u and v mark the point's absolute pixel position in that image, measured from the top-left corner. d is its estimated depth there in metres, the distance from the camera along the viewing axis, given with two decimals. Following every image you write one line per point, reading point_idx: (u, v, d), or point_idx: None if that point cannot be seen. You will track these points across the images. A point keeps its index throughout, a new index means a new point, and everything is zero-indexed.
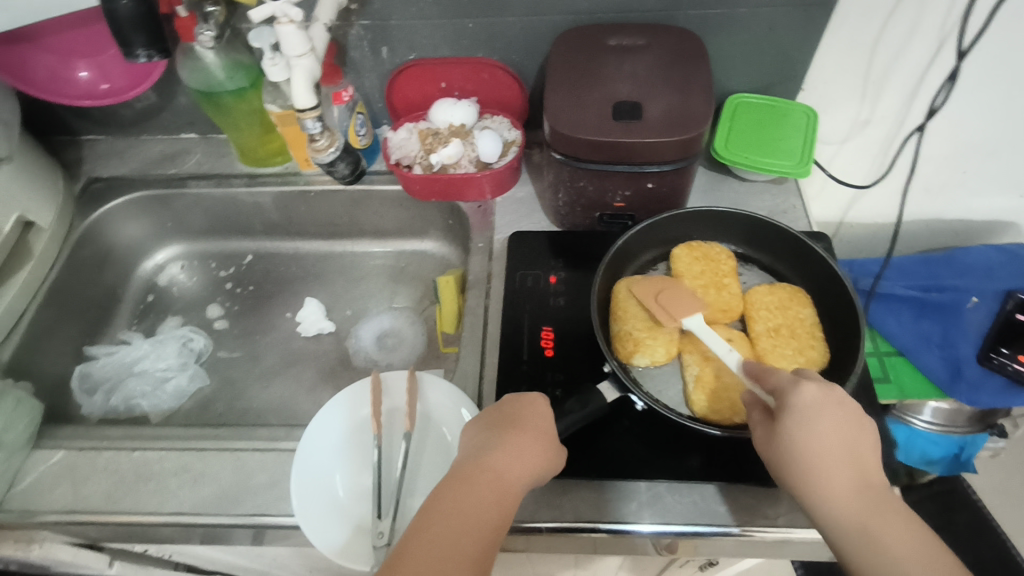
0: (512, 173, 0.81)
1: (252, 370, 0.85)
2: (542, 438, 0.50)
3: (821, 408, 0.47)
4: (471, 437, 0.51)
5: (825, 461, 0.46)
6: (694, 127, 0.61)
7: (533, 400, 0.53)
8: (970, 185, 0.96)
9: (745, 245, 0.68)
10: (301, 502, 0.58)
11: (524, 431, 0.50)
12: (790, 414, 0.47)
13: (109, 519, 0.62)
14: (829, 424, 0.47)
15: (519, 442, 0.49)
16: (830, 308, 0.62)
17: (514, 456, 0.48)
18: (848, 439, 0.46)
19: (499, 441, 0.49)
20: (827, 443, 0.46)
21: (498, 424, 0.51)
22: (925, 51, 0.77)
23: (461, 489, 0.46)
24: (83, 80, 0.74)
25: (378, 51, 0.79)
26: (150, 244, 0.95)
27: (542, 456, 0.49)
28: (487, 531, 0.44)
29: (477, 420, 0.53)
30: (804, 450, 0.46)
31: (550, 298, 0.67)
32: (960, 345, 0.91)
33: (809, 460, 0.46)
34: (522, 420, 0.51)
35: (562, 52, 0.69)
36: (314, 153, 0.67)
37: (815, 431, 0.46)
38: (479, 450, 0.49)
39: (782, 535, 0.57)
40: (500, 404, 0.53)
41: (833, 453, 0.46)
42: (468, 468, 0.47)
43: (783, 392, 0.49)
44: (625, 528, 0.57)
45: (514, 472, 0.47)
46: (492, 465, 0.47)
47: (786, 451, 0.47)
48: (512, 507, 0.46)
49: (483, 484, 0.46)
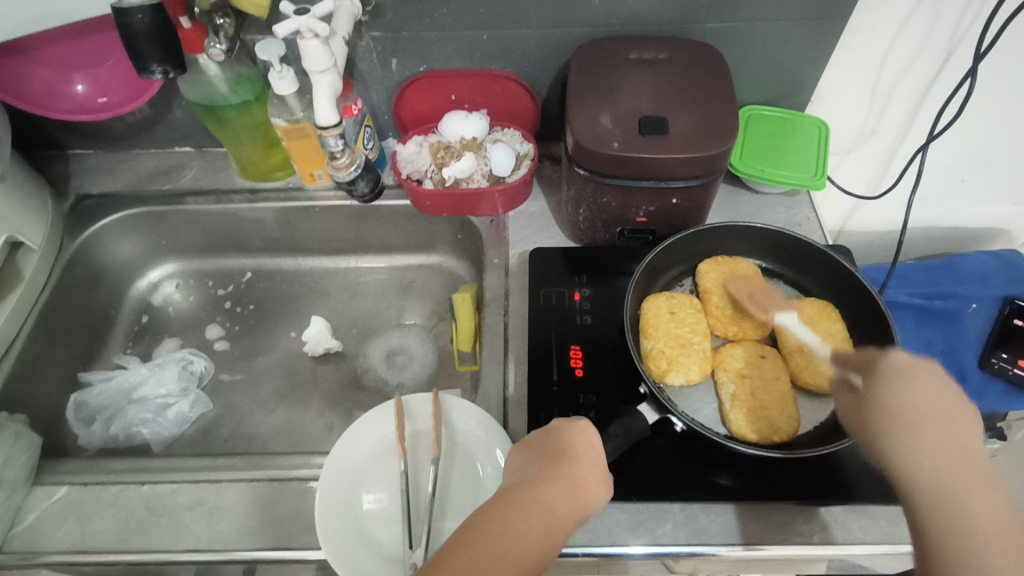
0: (525, 187, 0.79)
1: (256, 393, 0.82)
2: (593, 474, 0.48)
3: (912, 372, 0.46)
4: (517, 465, 0.49)
5: (914, 415, 0.44)
6: (722, 142, 0.61)
7: (584, 429, 0.51)
8: (968, 193, 0.98)
9: (770, 259, 0.68)
10: (329, 535, 0.56)
11: (576, 464, 0.48)
12: (880, 376, 0.47)
13: (119, 559, 0.59)
14: (920, 385, 0.45)
15: (571, 474, 0.47)
16: (859, 322, 0.62)
17: (567, 488, 0.46)
18: (943, 419, 0.43)
19: (549, 472, 0.47)
20: (920, 398, 0.44)
21: (547, 454, 0.49)
22: (932, 63, 0.78)
23: (511, 513, 0.43)
24: (79, 94, 0.70)
25: (387, 63, 0.77)
26: (143, 262, 0.91)
27: (593, 493, 0.47)
28: (532, 561, 0.42)
29: (525, 447, 0.51)
30: (897, 402, 0.45)
31: (576, 316, 0.65)
32: (962, 352, 0.94)
33: (895, 409, 0.44)
34: (572, 453, 0.49)
35: (582, 65, 0.68)
36: (334, 170, 0.65)
37: (901, 388, 0.45)
38: (529, 478, 0.47)
39: (820, 552, 0.56)
40: (549, 432, 0.51)
41: (933, 408, 0.44)
42: (518, 493, 0.45)
43: (874, 359, 0.49)
44: (662, 549, 0.56)
45: (567, 506, 0.45)
46: (544, 494, 0.45)
47: (873, 403, 0.46)
48: (559, 541, 0.44)
49: (534, 513, 0.44)
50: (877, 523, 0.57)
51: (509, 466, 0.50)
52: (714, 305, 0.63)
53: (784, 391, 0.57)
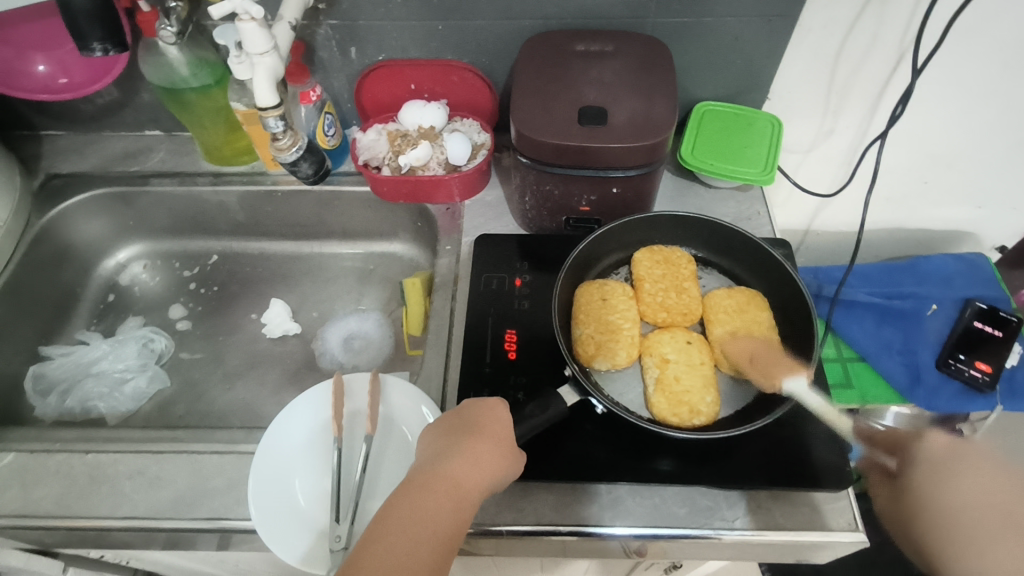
0: (481, 176, 0.81)
1: (213, 371, 0.83)
2: (499, 446, 0.50)
3: (951, 461, 0.54)
4: (428, 446, 0.51)
5: (978, 518, 0.50)
6: (658, 132, 0.62)
7: (492, 406, 0.52)
8: (930, 195, 0.99)
9: (706, 248, 0.69)
10: (257, 506, 0.57)
11: (484, 437, 0.49)
12: (920, 472, 0.54)
13: (58, 524, 0.61)
14: (966, 482, 0.52)
15: (475, 448, 0.48)
16: (788, 312, 0.63)
17: (472, 460, 0.47)
18: (973, 496, 0.51)
19: (456, 447, 0.48)
20: (968, 493, 0.51)
21: (456, 431, 0.50)
22: (885, 63, 0.78)
23: (417, 497, 0.45)
24: (40, 74, 0.72)
25: (347, 51, 0.78)
26: (112, 242, 0.93)
27: (502, 462, 0.49)
28: (443, 540, 0.43)
29: (434, 428, 0.52)
30: (943, 502, 0.52)
31: (515, 301, 0.66)
32: (919, 351, 0.94)
33: (940, 518, 0.51)
34: (481, 428, 0.50)
35: (530, 56, 0.69)
36: (276, 151, 0.66)
37: (952, 488, 0.52)
38: (437, 457, 0.48)
39: (742, 537, 0.57)
40: (460, 410, 0.52)
41: (984, 508, 0.50)
42: (424, 475, 0.46)
43: (905, 445, 0.58)
44: (585, 530, 0.57)
45: (471, 479, 0.46)
46: (450, 471, 0.46)
47: (914, 498, 0.54)
48: (468, 513, 0.46)
49: (440, 491, 0.45)
50: (799, 510, 0.58)
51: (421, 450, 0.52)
52: (646, 291, 0.64)
53: (707, 377, 0.58)
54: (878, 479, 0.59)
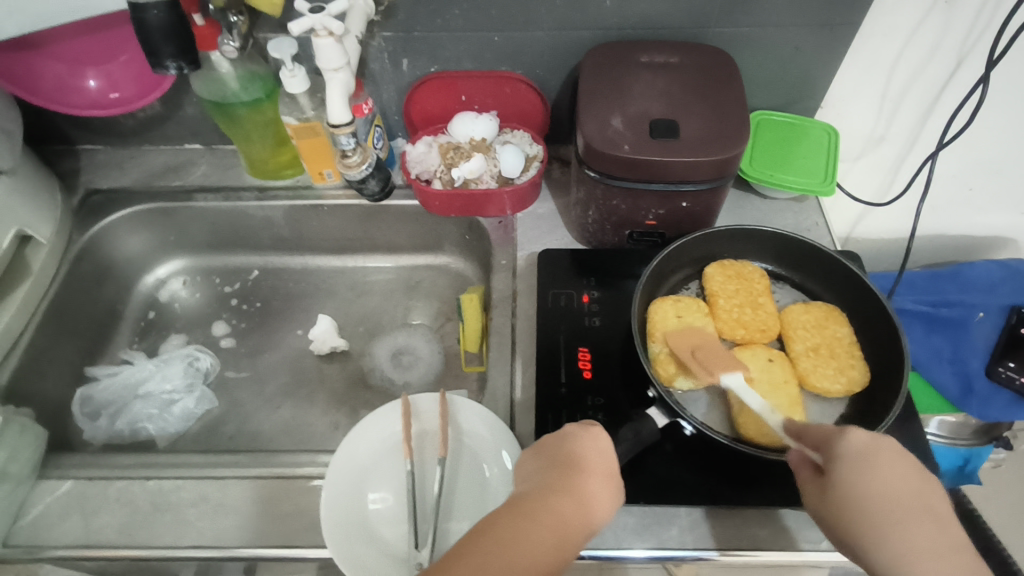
0: (534, 189, 0.79)
1: (262, 390, 0.82)
2: (603, 488, 0.48)
3: (872, 455, 0.44)
4: (528, 473, 0.49)
5: (882, 512, 0.41)
6: (733, 146, 0.61)
7: (595, 438, 0.51)
8: (975, 202, 0.98)
9: (775, 262, 0.68)
10: (333, 533, 0.55)
11: (587, 475, 0.48)
12: (841, 462, 0.44)
13: (124, 554, 0.59)
14: (889, 474, 0.43)
15: (584, 486, 0.47)
16: (866, 327, 0.62)
17: (578, 498, 0.46)
18: (900, 487, 0.42)
19: (564, 482, 0.47)
20: (890, 478, 0.43)
21: (560, 464, 0.49)
22: (942, 70, 0.77)
23: (522, 521, 0.43)
24: (91, 89, 0.70)
25: (398, 63, 0.77)
26: (151, 258, 0.91)
27: (604, 505, 0.47)
28: (543, 572, 0.41)
29: (536, 455, 0.50)
30: (866, 495, 0.43)
31: (585, 318, 0.65)
32: (970, 359, 0.93)
33: (866, 508, 0.42)
34: (587, 464, 0.49)
35: (594, 68, 0.68)
36: (345, 168, 0.66)
37: (877, 478, 0.43)
38: (540, 486, 0.46)
39: (830, 559, 0.56)
40: (560, 440, 0.51)
41: (903, 498, 0.42)
42: (534, 505, 0.44)
43: (828, 439, 0.46)
44: (670, 553, 0.56)
45: (581, 519, 0.44)
46: (558, 507, 0.44)
47: (839, 490, 0.44)
48: (572, 554, 0.43)
49: (549, 525, 0.43)
50: None
51: (518, 475, 0.50)
52: (721, 308, 0.63)
53: (793, 396, 0.57)
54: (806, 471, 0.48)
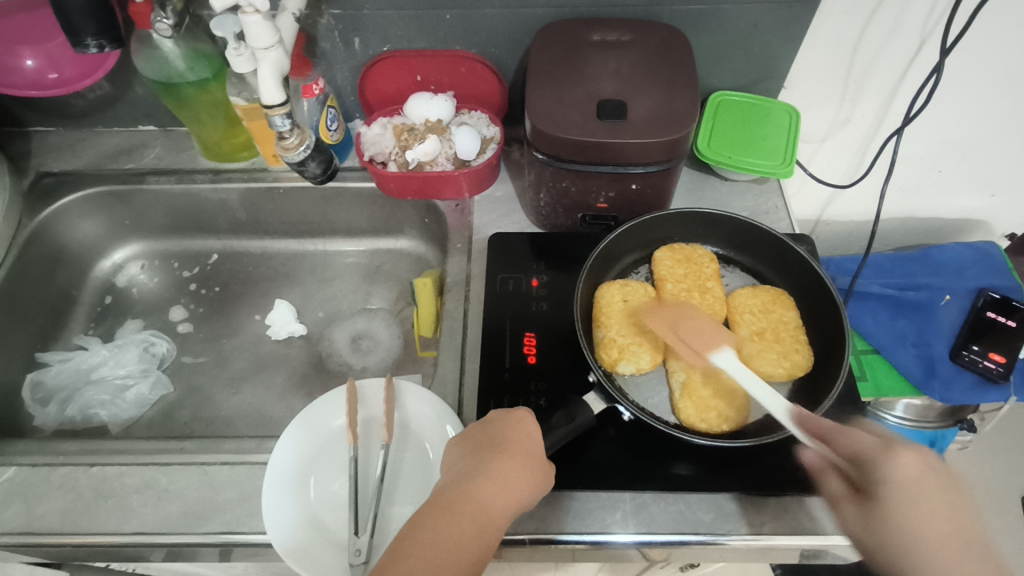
0: (491, 171, 0.78)
1: (218, 376, 0.81)
2: (526, 464, 0.49)
3: (921, 484, 0.42)
4: (454, 462, 0.50)
5: (933, 545, 0.40)
6: (680, 127, 0.59)
7: (520, 419, 0.51)
8: (944, 183, 0.98)
9: (727, 246, 0.67)
10: (272, 516, 0.56)
11: (511, 456, 0.48)
12: (886, 491, 0.42)
13: (65, 541, 0.59)
14: (936, 502, 0.41)
15: (504, 467, 0.47)
16: (814, 311, 0.61)
17: (500, 482, 0.46)
18: (948, 516, 0.40)
19: (484, 467, 0.47)
20: (936, 513, 0.41)
21: (483, 448, 0.49)
22: (906, 49, 0.76)
23: (443, 516, 0.44)
24: (29, 69, 0.68)
25: (350, 42, 0.75)
26: (108, 242, 0.90)
27: (527, 484, 0.48)
28: (465, 563, 0.42)
29: (461, 444, 0.51)
30: (908, 530, 0.40)
31: (533, 303, 0.64)
32: (934, 343, 0.92)
33: (922, 550, 0.39)
34: (509, 444, 0.49)
35: (543, 47, 0.66)
36: (282, 150, 0.64)
37: (918, 505, 0.41)
38: (464, 476, 0.47)
39: (769, 542, 0.56)
40: (485, 425, 0.51)
41: (946, 537, 0.40)
42: (449, 496, 0.45)
43: (869, 460, 0.44)
44: (610, 538, 0.56)
45: (500, 501, 0.46)
46: (475, 494, 0.45)
47: (889, 533, 0.41)
48: (495, 537, 0.44)
49: (465, 513, 0.44)
50: (828, 514, 0.57)
51: (445, 462, 0.51)
52: (668, 292, 0.62)
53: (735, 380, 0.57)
54: (839, 482, 0.46)
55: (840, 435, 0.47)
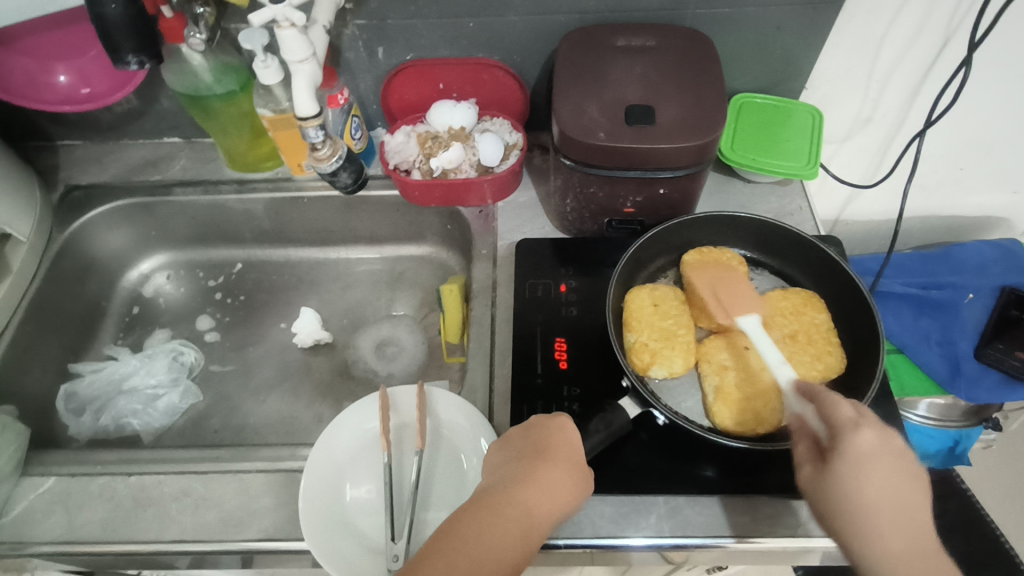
0: (514, 177, 0.79)
1: (246, 384, 0.82)
2: (567, 473, 0.49)
3: (876, 457, 0.46)
4: (496, 465, 0.51)
5: (873, 509, 0.45)
6: (710, 131, 0.60)
7: (561, 427, 0.52)
8: (966, 181, 0.97)
9: (755, 248, 0.67)
10: (311, 522, 0.56)
11: (552, 464, 0.49)
12: (845, 460, 0.46)
13: (106, 550, 0.59)
14: (884, 475, 0.46)
15: (547, 474, 0.48)
16: (845, 313, 0.61)
17: (543, 489, 0.48)
18: (890, 485, 0.45)
19: (527, 472, 0.48)
20: (881, 485, 0.45)
21: (525, 454, 0.50)
22: (929, 48, 0.76)
23: (488, 518, 0.45)
24: (62, 85, 0.69)
25: (374, 52, 0.76)
26: (134, 253, 0.91)
27: (568, 493, 0.48)
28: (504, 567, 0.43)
29: (502, 447, 0.52)
30: (854, 493, 0.45)
31: (562, 308, 0.65)
32: (959, 341, 0.92)
33: (863, 513, 0.45)
34: (551, 450, 0.50)
35: (569, 54, 0.66)
36: (316, 162, 0.64)
37: (869, 477, 0.45)
38: (507, 480, 0.48)
39: (804, 545, 0.56)
40: (527, 430, 0.52)
41: (886, 505, 0.45)
42: (494, 498, 0.46)
43: (838, 428, 0.47)
44: (645, 541, 0.56)
45: (542, 509, 0.46)
46: (519, 500, 0.46)
47: (839, 495, 0.46)
48: (534, 544, 0.45)
49: (508, 517, 0.45)
50: None
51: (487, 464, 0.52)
52: (698, 296, 0.62)
53: (769, 383, 0.56)
54: (805, 448, 0.50)
55: (822, 399, 0.49)
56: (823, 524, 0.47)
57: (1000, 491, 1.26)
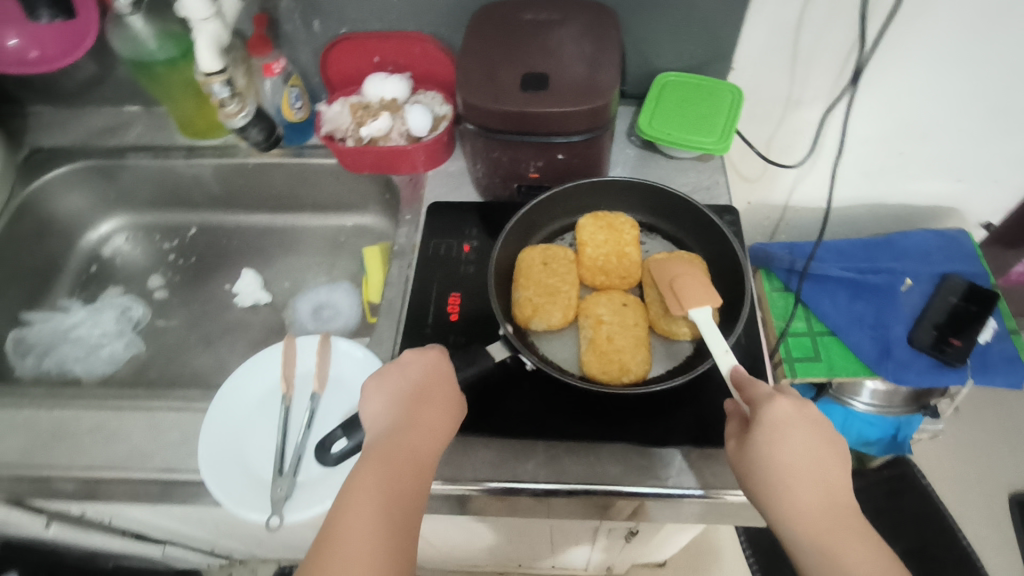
0: (444, 147, 0.82)
1: (186, 338, 0.86)
2: (446, 407, 0.52)
3: (790, 425, 0.49)
4: (377, 409, 0.52)
5: (787, 475, 0.48)
6: (600, 96, 0.62)
7: (435, 362, 0.54)
8: (908, 168, 0.97)
9: (650, 214, 0.69)
10: (207, 455, 0.60)
11: (431, 401, 0.52)
12: (761, 430, 0.49)
13: (23, 473, 0.64)
14: (798, 442, 0.49)
15: (427, 415, 0.51)
16: (725, 275, 0.63)
17: (425, 428, 0.50)
18: (802, 450, 0.49)
19: (408, 416, 0.51)
20: (795, 450, 0.49)
21: (405, 396, 0.52)
22: (847, 29, 0.77)
23: (381, 469, 0.48)
24: (12, 48, 0.74)
25: (310, 24, 0.80)
26: (94, 214, 0.96)
27: (449, 426, 0.52)
28: (407, 507, 0.48)
29: (380, 386, 0.53)
30: (772, 462, 0.49)
31: (462, 266, 0.67)
32: (891, 326, 0.92)
33: (777, 479, 0.48)
34: (428, 390, 0.52)
35: (481, 26, 0.69)
36: (226, 117, 0.71)
37: (788, 445, 0.49)
38: (393, 425, 0.50)
39: (672, 494, 0.58)
40: (403, 368, 0.53)
41: (798, 469, 0.49)
42: (384, 448, 0.49)
43: (756, 405, 0.50)
44: (519, 486, 0.59)
45: (428, 447, 0.50)
46: (407, 444, 0.49)
47: (757, 463, 0.49)
48: (428, 476, 0.50)
49: (400, 462, 0.49)
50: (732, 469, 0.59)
51: (369, 412, 0.52)
52: (587, 256, 0.64)
53: (640, 338, 0.59)
54: (734, 425, 0.53)
55: (743, 381, 0.52)
56: (750, 496, 0.50)
57: (954, 486, 1.25)
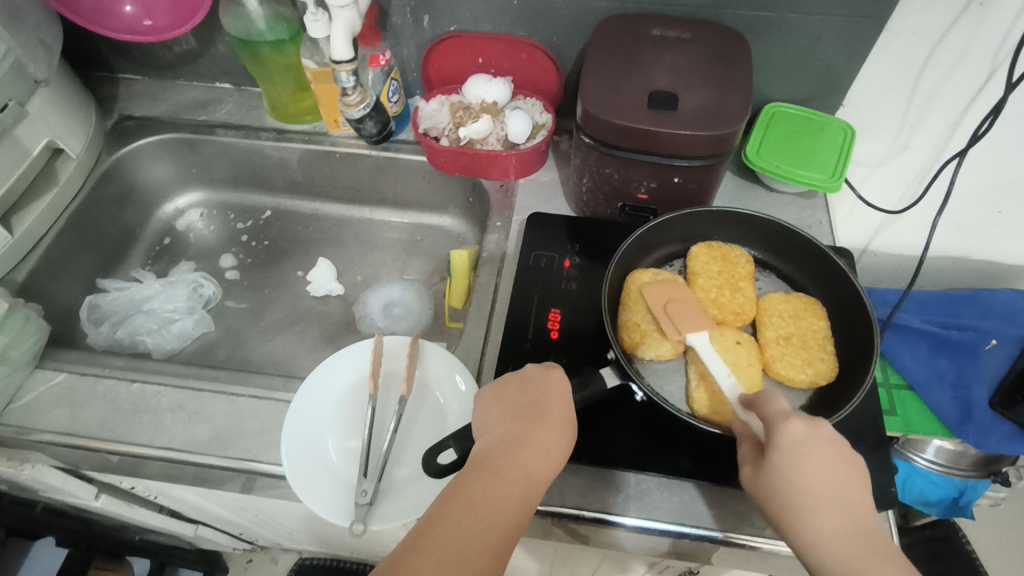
0: (538, 156, 0.80)
1: (255, 323, 0.85)
2: (560, 432, 0.50)
3: (810, 445, 0.46)
4: (490, 422, 0.51)
5: (808, 498, 0.45)
6: (729, 124, 0.60)
7: (558, 382, 0.52)
8: (1003, 225, 0.94)
9: (765, 250, 0.68)
10: (291, 449, 0.58)
11: (548, 423, 0.50)
12: (776, 451, 0.46)
13: (99, 446, 0.63)
14: (817, 461, 0.46)
15: (541, 435, 0.49)
16: (843, 323, 0.62)
17: (539, 449, 0.48)
18: (823, 472, 0.45)
19: (524, 432, 0.49)
20: (817, 472, 0.45)
21: (521, 412, 0.51)
22: (973, 76, 0.73)
23: (489, 481, 0.46)
24: (127, 15, 0.75)
25: (420, 19, 0.79)
26: (173, 187, 0.95)
27: (562, 451, 0.49)
28: (511, 525, 0.45)
29: (496, 398, 0.53)
30: (792, 484, 0.45)
31: (562, 281, 0.67)
32: (973, 387, 0.85)
33: (800, 503, 0.45)
34: (546, 409, 0.51)
35: (604, 38, 0.68)
36: (345, 106, 0.74)
37: (808, 466, 0.45)
38: (506, 441, 0.49)
39: (770, 546, 0.55)
40: (524, 385, 0.53)
41: (821, 492, 0.45)
42: (495, 460, 0.47)
43: (771, 425, 0.48)
44: (618, 518, 0.56)
45: (542, 468, 0.48)
46: (520, 461, 0.47)
47: (778, 488, 0.46)
48: (536, 501, 0.47)
49: (511, 478, 0.46)
50: None
51: (480, 423, 0.51)
52: (698, 286, 0.64)
53: (754, 379, 0.57)
54: (749, 444, 0.50)
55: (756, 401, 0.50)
56: (773, 524, 0.47)
57: (1004, 555, 1.20)
